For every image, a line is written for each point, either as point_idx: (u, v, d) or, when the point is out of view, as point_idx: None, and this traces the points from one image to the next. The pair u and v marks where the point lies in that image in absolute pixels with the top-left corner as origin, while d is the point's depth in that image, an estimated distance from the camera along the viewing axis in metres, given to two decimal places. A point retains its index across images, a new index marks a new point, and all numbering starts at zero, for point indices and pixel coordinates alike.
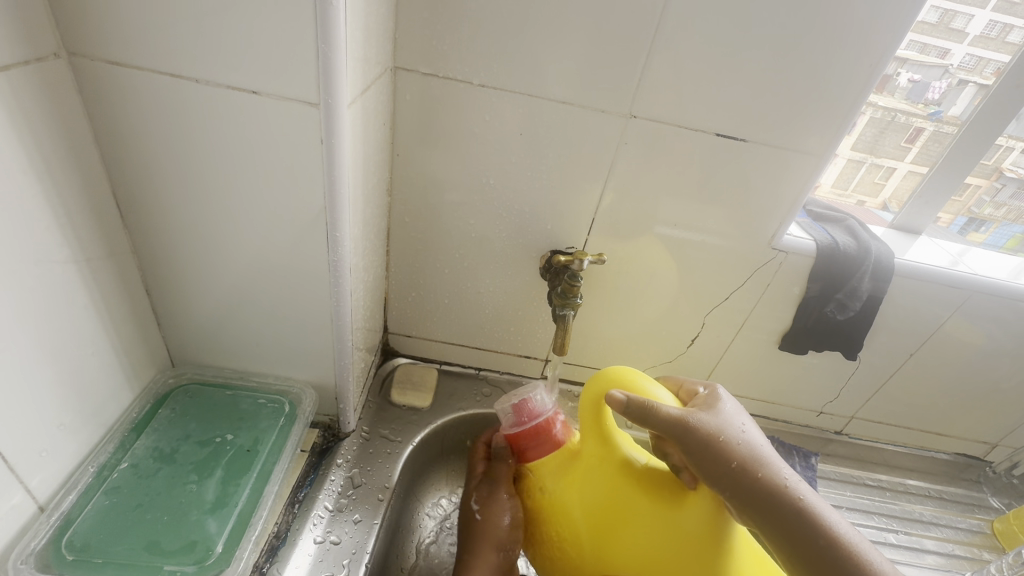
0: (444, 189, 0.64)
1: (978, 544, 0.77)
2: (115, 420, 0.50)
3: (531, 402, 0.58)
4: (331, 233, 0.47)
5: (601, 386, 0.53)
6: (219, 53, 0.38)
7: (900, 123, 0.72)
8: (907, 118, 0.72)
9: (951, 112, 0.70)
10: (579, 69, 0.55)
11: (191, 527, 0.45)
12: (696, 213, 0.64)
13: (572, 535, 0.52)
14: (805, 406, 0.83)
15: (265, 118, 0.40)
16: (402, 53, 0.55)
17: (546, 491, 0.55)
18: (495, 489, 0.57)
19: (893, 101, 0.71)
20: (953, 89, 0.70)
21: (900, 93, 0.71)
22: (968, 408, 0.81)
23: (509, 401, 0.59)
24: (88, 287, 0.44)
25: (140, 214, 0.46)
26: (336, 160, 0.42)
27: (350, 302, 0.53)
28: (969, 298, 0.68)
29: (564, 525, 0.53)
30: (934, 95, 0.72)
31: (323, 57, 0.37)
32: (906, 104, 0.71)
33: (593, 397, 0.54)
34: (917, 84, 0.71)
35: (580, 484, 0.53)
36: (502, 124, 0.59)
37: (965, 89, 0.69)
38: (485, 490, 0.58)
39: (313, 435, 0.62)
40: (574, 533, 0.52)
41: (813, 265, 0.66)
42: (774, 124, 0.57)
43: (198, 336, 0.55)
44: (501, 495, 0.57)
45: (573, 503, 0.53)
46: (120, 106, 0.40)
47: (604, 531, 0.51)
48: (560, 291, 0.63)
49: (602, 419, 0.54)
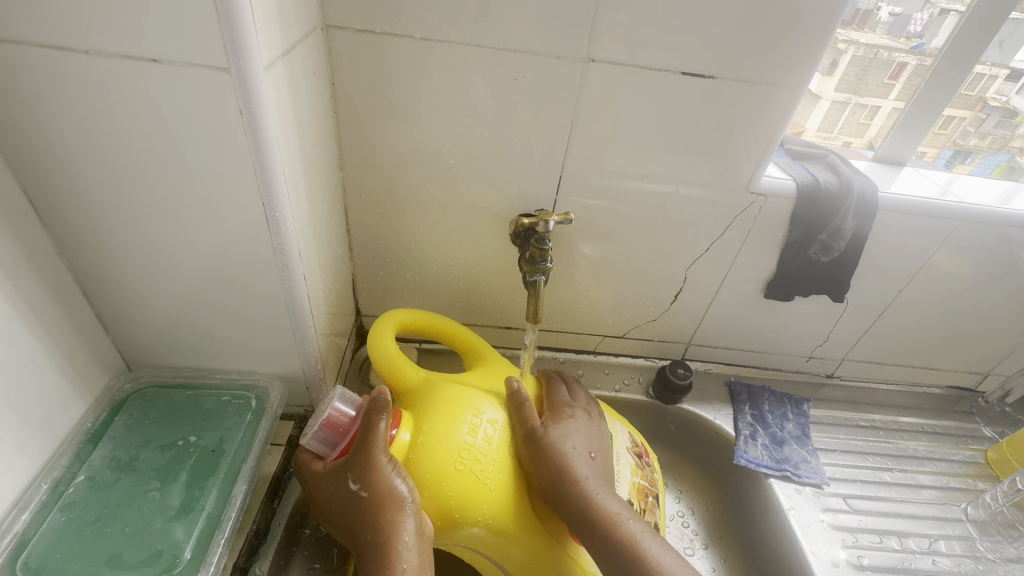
0: (400, 158, 0.59)
1: (972, 474, 0.77)
2: (66, 433, 0.47)
3: (337, 413, 0.50)
4: (270, 214, 0.43)
5: (384, 331, 0.57)
6: (107, 19, 0.33)
7: (882, 60, 0.68)
8: (889, 53, 0.68)
9: (934, 44, 0.65)
10: (528, 12, 0.50)
11: (156, 536, 0.44)
12: (669, 162, 0.60)
13: (473, 447, 0.49)
14: (795, 352, 0.82)
15: (173, 90, 0.36)
16: (333, 9, 0.50)
17: (425, 434, 0.49)
18: (365, 452, 0.46)
19: (875, 38, 0.68)
20: (935, 19, 0.65)
21: (881, 29, 0.68)
22: (959, 340, 0.80)
23: (315, 423, 0.49)
24: (10, 296, 0.41)
25: (57, 211, 0.42)
26: (261, 131, 0.38)
27: (305, 286, 0.50)
28: (956, 228, 0.66)
29: (464, 438, 0.49)
30: (916, 28, 0.67)
31: (223, 11, 0.33)
32: (887, 39, 0.68)
33: (382, 346, 0.56)
34: (897, 17, 0.68)
35: (443, 390, 0.53)
36: (452, 81, 0.54)
37: (947, 19, 0.64)
38: (359, 460, 0.46)
39: (287, 428, 0.59)
40: (472, 449, 0.49)
41: (793, 207, 0.63)
42: (743, 57, 0.53)
43: (148, 337, 0.52)
44: (382, 459, 0.46)
45: (449, 427, 0.49)
46: (9, 89, 0.36)
47: (490, 403, 0.53)
48: (529, 256, 0.59)
49: (400, 360, 0.55)
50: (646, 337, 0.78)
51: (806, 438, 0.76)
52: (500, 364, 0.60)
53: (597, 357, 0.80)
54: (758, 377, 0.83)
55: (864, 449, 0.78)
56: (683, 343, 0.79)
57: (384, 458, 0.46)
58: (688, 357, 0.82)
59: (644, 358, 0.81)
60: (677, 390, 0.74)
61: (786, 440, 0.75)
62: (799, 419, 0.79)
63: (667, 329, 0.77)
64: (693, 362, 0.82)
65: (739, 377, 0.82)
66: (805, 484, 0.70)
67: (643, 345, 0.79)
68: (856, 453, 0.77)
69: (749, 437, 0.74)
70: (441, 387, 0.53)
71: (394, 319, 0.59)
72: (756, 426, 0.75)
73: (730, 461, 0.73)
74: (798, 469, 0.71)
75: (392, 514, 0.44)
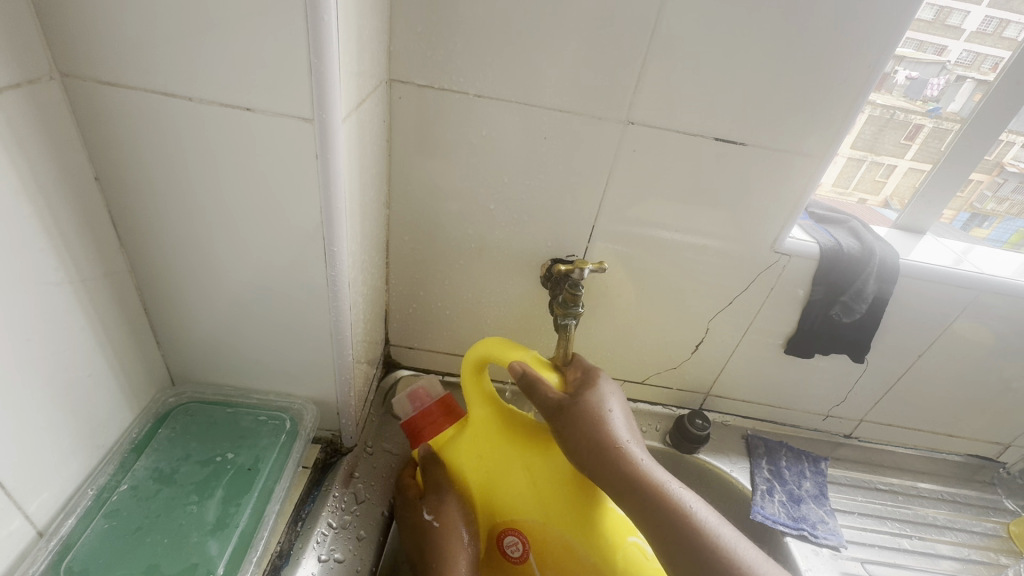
0: (443, 198, 0.63)
1: (994, 548, 0.76)
2: (114, 441, 0.49)
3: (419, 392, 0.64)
4: (329, 248, 0.46)
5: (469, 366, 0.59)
6: (212, 73, 0.37)
7: (899, 120, 0.71)
8: (906, 115, 0.71)
9: (951, 108, 0.69)
10: (576, 76, 0.54)
11: (191, 549, 0.45)
12: (698, 218, 0.63)
13: None
14: (813, 410, 0.82)
15: (259, 135, 0.40)
16: (398, 65, 0.55)
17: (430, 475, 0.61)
18: (436, 489, 0.57)
19: (892, 99, 0.69)
20: (952, 85, 0.69)
21: (898, 91, 0.69)
22: (980, 408, 0.80)
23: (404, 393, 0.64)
24: (84, 309, 0.44)
25: (135, 234, 0.46)
26: (332, 174, 0.42)
27: (350, 316, 0.52)
28: (977, 296, 0.67)
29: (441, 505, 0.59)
30: (932, 91, 0.70)
31: (316, 72, 0.37)
32: (904, 101, 0.70)
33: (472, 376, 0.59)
34: (914, 81, 0.69)
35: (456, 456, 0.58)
36: (498, 135, 0.58)
37: (964, 84, 0.68)
38: (433, 496, 0.57)
39: (315, 451, 0.62)
40: None
41: (817, 269, 0.65)
42: (772, 126, 0.57)
43: (197, 354, 0.55)
44: (450, 496, 0.56)
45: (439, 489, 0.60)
46: (114, 125, 0.40)
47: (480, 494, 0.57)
48: (561, 300, 0.61)
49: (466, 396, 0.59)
50: (665, 385, 0.79)
51: (824, 498, 0.76)
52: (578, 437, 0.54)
53: None
54: (775, 432, 0.83)
55: (882, 513, 0.77)
56: (703, 393, 0.80)
57: (450, 496, 0.56)
58: (706, 407, 0.82)
59: (663, 405, 0.81)
60: (694, 441, 0.74)
61: (804, 498, 0.74)
62: (817, 477, 0.78)
63: (687, 377, 0.78)
64: (711, 413, 0.83)
65: (756, 430, 0.82)
66: (822, 546, 0.69)
67: (662, 393, 0.80)
68: (874, 517, 0.76)
69: (765, 492, 0.74)
70: (457, 455, 0.58)
71: (477, 355, 0.58)
72: (773, 481, 0.75)
73: (745, 516, 0.73)
74: (816, 530, 0.71)
75: (450, 546, 0.53)
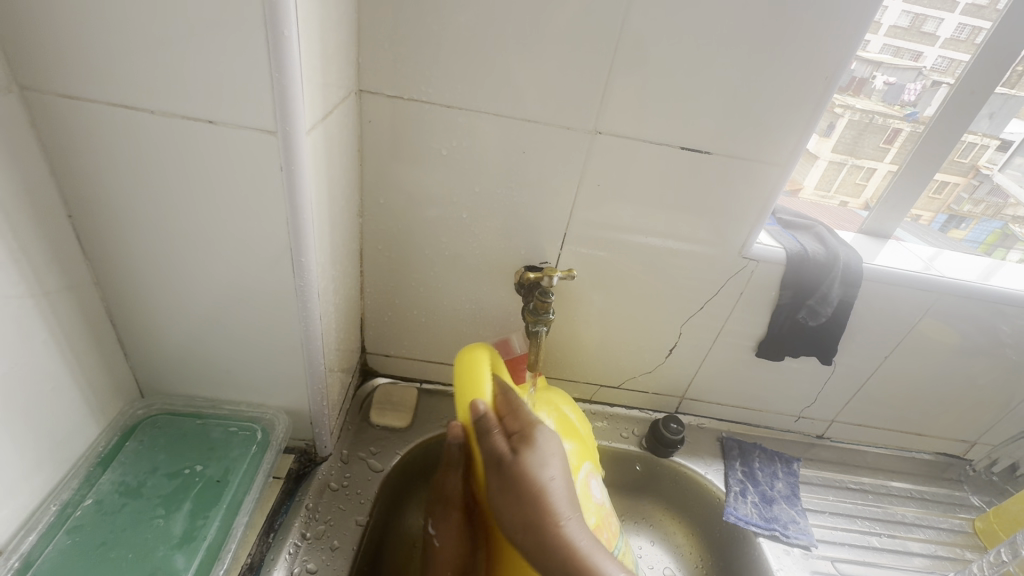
0: (417, 206, 0.63)
1: (960, 544, 0.78)
2: (79, 455, 0.49)
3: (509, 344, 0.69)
4: (296, 258, 0.46)
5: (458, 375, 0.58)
6: (172, 87, 0.38)
7: (878, 125, 0.73)
8: (884, 119, 0.73)
9: (927, 113, 0.69)
10: (544, 86, 0.55)
11: (157, 563, 0.45)
12: (668, 224, 0.64)
13: None
14: (784, 412, 0.83)
15: (222, 147, 0.40)
16: (367, 76, 0.55)
17: None
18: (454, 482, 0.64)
19: (870, 104, 0.72)
20: (928, 90, 0.69)
21: (876, 96, 0.72)
22: (946, 407, 0.82)
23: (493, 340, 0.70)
24: (47, 322, 0.43)
25: (100, 246, 0.46)
26: (297, 185, 0.42)
27: (320, 326, 0.52)
28: (939, 299, 0.69)
29: None
30: (910, 96, 0.71)
31: (277, 86, 0.37)
32: (883, 106, 0.72)
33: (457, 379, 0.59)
34: (892, 87, 0.71)
35: None
36: (469, 143, 0.59)
37: (939, 90, 0.68)
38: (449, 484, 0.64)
39: (288, 461, 0.62)
40: None
41: (783, 273, 0.67)
42: (736, 136, 0.58)
43: (167, 365, 0.54)
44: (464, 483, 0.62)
45: None
46: (73, 136, 0.40)
47: None
48: (533, 308, 0.63)
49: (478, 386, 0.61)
50: (641, 388, 0.80)
51: (795, 498, 0.77)
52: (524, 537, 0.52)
53: (594, 406, 0.82)
54: (750, 434, 0.84)
55: (853, 512, 0.78)
56: (677, 397, 0.82)
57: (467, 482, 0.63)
58: (681, 411, 0.83)
59: (639, 410, 0.82)
60: (668, 444, 0.75)
61: (775, 499, 0.76)
62: (789, 478, 0.80)
63: (663, 381, 0.79)
64: (686, 416, 0.84)
65: (730, 433, 0.84)
66: (793, 545, 0.71)
67: (638, 396, 0.81)
68: (845, 516, 0.78)
69: (738, 493, 0.75)
70: None
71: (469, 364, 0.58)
72: (746, 483, 0.77)
73: (719, 518, 0.74)
74: (787, 530, 0.72)
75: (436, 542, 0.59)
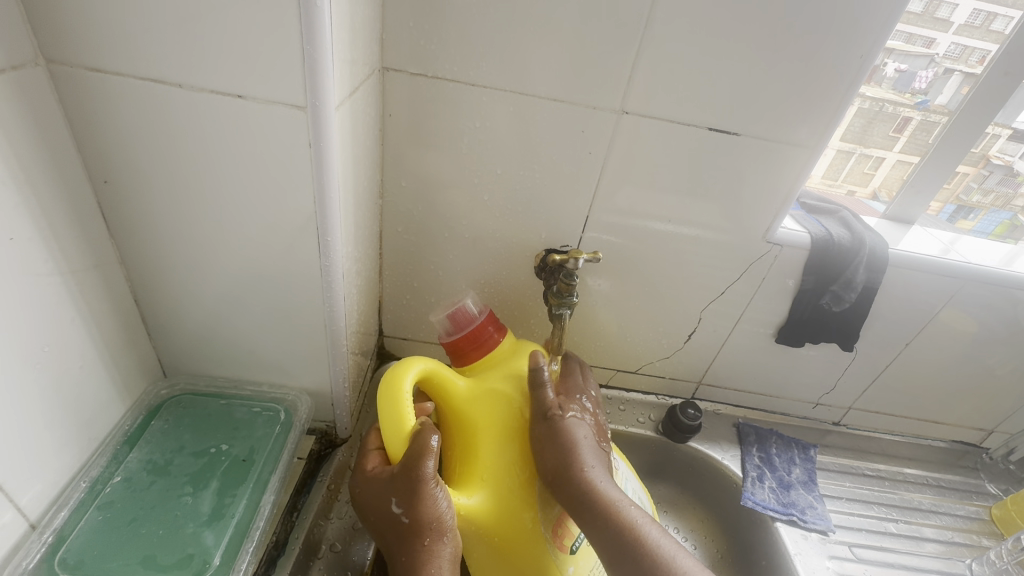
0: (437, 188, 0.63)
1: (976, 531, 0.78)
2: (106, 434, 0.49)
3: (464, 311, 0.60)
4: (323, 237, 0.46)
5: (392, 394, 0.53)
6: (200, 61, 0.37)
7: (888, 113, 0.71)
8: (895, 108, 0.70)
9: (939, 101, 0.68)
10: (569, 65, 0.54)
11: (187, 539, 0.46)
12: (691, 208, 0.63)
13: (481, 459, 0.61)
14: (802, 398, 0.83)
15: (250, 123, 0.40)
16: (390, 53, 0.54)
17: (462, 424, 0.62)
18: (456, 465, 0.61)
19: (881, 91, 0.69)
20: (940, 78, 0.68)
21: (887, 83, 0.69)
22: (964, 396, 0.81)
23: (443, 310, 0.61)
24: (75, 299, 0.43)
25: (125, 223, 0.45)
26: (325, 161, 0.41)
27: (344, 307, 0.52)
28: (964, 286, 0.68)
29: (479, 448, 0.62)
30: (920, 84, 0.69)
31: (308, 59, 0.36)
32: (893, 94, 0.70)
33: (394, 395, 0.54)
34: (903, 74, 0.69)
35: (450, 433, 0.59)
36: (490, 124, 0.58)
37: (952, 78, 0.67)
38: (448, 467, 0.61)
39: (310, 442, 0.61)
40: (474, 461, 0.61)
41: (808, 258, 0.66)
42: (764, 117, 0.57)
43: (190, 344, 0.54)
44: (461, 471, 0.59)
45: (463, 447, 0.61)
46: (100, 111, 0.39)
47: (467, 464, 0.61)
48: (556, 290, 0.62)
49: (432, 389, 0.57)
50: (658, 374, 0.80)
51: (813, 483, 0.77)
52: (556, 537, 0.52)
53: (609, 392, 0.81)
54: (766, 420, 0.84)
55: (869, 498, 0.79)
56: (695, 382, 0.81)
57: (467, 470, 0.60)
58: (698, 397, 0.83)
59: (655, 395, 0.82)
60: (685, 430, 0.75)
61: (793, 484, 0.76)
62: (806, 464, 0.80)
63: (679, 367, 0.79)
64: (702, 402, 0.83)
65: (746, 419, 0.83)
66: (811, 530, 0.71)
67: (655, 382, 0.81)
68: (862, 502, 0.78)
69: (756, 479, 0.75)
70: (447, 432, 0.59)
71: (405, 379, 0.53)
72: (763, 468, 0.77)
73: (736, 502, 0.74)
74: (805, 515, 0.72)
75: None
